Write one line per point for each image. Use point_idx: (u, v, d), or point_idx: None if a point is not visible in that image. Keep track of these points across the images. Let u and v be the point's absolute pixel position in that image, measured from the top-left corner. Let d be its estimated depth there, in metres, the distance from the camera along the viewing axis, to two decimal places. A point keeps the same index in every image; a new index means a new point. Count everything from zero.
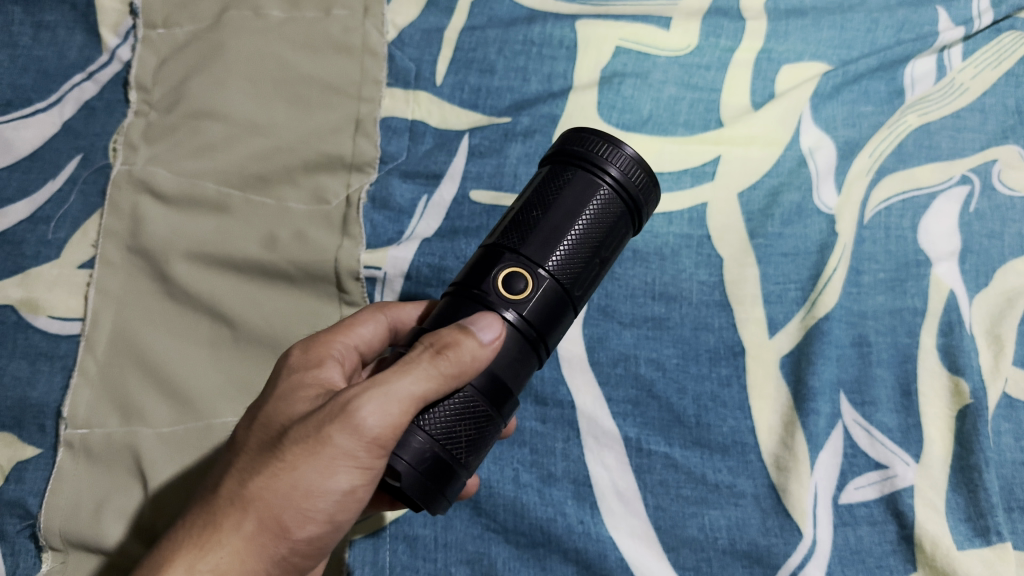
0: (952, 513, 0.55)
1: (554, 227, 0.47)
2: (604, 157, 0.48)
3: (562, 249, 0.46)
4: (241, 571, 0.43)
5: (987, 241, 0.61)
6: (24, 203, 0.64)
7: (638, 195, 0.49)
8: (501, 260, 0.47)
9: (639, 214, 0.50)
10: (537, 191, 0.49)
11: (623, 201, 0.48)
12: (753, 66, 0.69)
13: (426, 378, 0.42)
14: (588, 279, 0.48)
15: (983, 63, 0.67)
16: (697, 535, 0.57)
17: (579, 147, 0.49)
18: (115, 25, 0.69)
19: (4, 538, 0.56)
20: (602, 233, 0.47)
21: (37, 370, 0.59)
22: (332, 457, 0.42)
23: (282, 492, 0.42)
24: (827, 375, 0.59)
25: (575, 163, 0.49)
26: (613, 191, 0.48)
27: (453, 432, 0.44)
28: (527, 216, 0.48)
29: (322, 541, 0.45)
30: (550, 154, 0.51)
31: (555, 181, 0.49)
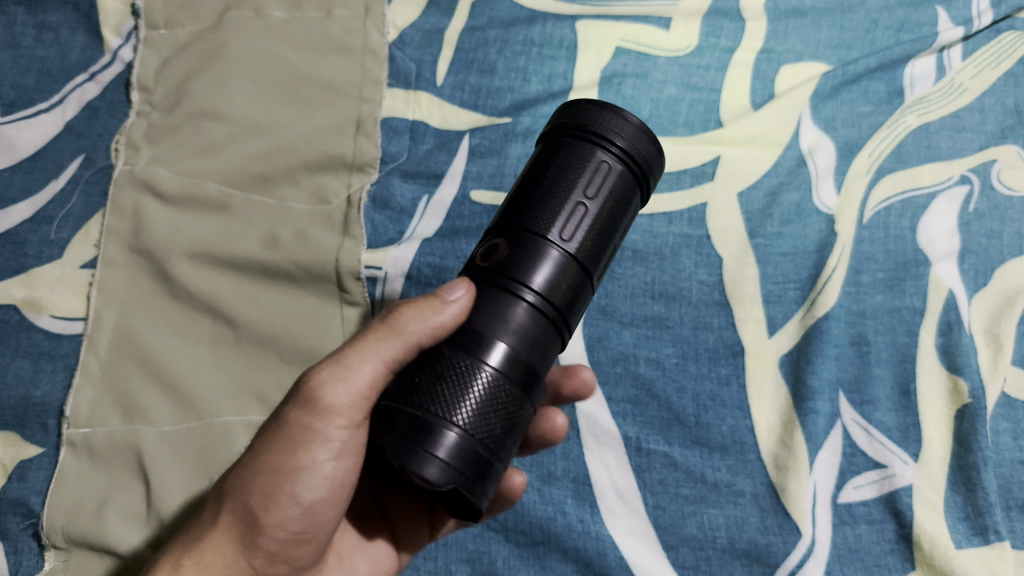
0: (950, 512, 0.56)
1: (555, 195, 0.46)
2: (608, 126, 0.47)
3: (577, 223, 0.46)
4: (220, 555, 0.46)
5: (986, 241, 0.62)
6: (27, 203, 0.65)
7: (645, 163, 0.48)
8: (505, 237, 0.46)
9: (646, 182, 0.50)
10: (536, 165, 0.48)
11: (625, 163, 0.48)
12: (752, 66, 0.69)
13: (378, 340, 0.44)
14: (604, 250, 0.47)
15: (982, 63, 0.67)
16: (696, 534, 0.57)
17: (580, 118, 0.48)
18: (117, 26, 0.69)
19: (6, 537, 0.56)
20: (614, 202, 0.47)
21: (40, 369, 0.60)
22: (294, 434, 0.45)
23: (250, 475, 0.46)
24: (826, 374, 0.59)
25: (572, 131, 0.48)
26: (621, 158, 0.47)
27: (484, 422, 0.42)
28: (527, 190, 0.47)
29: (308, 525, 0.47)
30: (548, 127, 0.51)
31: (551, 153, 0.48)
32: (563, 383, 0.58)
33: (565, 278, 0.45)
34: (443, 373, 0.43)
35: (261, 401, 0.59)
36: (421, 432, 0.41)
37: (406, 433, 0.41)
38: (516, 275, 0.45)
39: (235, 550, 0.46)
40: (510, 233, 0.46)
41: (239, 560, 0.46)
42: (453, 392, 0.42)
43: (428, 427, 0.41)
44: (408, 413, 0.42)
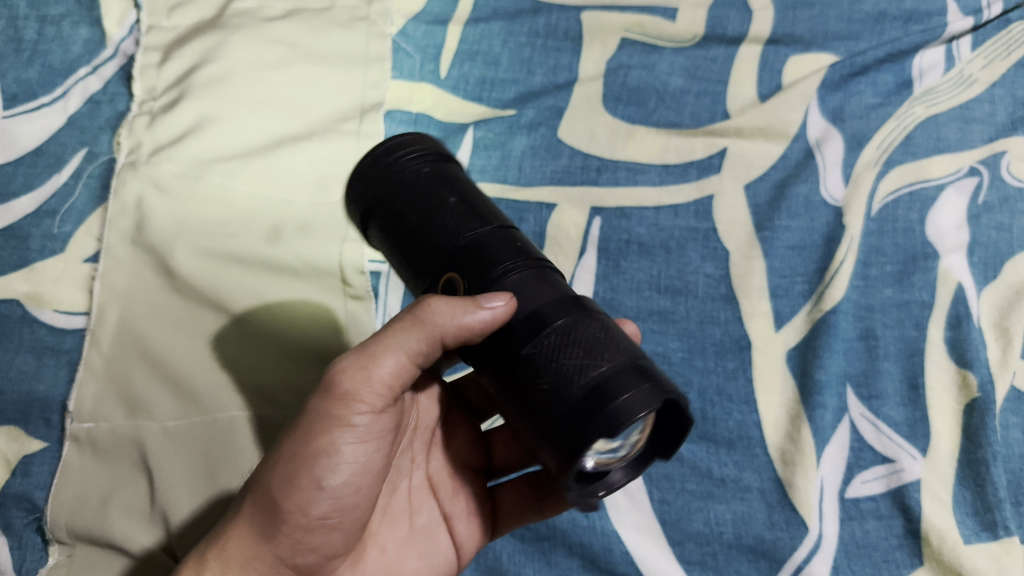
0: (959, 507, 0.55)
1: (427, 211, 0.46)
2: (393, 161, 0.48)
3: (464, 217, 0.46)
4: (249, 544, 0.46)
5: (996, 234, 0.61)
6: (28, 198, 0.64)
7: (433, 144, 0.50)
8: (439, 271, 0.46)
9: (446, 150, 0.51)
10: (384, 226, 0.48)
11: (427, 149, 0.49)
12: (760, 57, 0.68)
13: (398, 336, 0.44)
14: (488, 204, 0.48)
15: (993, 54, 0.67)
16: (702, 529, 0.57)
17: (365, 178, 0.48)
18: (119, 18, 0.68)
19: (11, 531, 0.57)
20: (454, 183, 0.48)
21: (44, 364, 0.60)
22: (316, 421, 0.45)
23: (269, 463, 0.46)
24: (834, 368, 0.59)
25: (370, 184, 0.48)
26: (425, 164, 0.48)
27: (610, 352, 0.42)
28: (406, 240, 0.47)
29: (335, 510, 0.47)
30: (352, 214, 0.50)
31: (383, 208, 0.48)
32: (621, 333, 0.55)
33: (499, 232, 0.46)
34: (562, 359, 0.42)
35: (266, 399, 0.59)
36: (591, 405, 0.40)
37: (588, 418, 0.40)
38: (488, 262, 0.45)
39: (256, 540, 0.46)
40: (442, 265, 0.46)
41: (266, 548, 0.46)
42: (588, 367, 0.41)
43: (603, 400, 0.40)
44: (575, 407, 0.40)
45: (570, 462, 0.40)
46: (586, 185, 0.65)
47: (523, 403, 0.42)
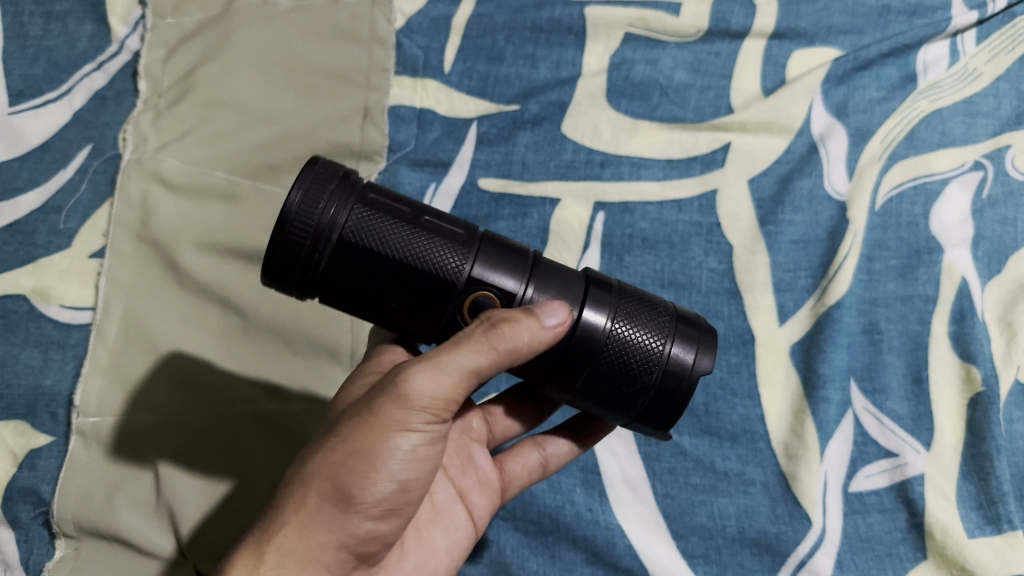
0: (963, 501, 0.56)
1: (408, 252, 0.42)
2: (319, 228, 0.41)
3: (443, 254, 0.43)
4: (311, 543, 0.41)
5: (1000, 228, 0.61)
6: (35, 193, 0.64)
7: (334, 182, 0.42)
8: (455, 301, 0.43)
9: (334, 170, 0.43)
10: (354, 280, 0.42)
11: (339, 181, 0.43)
12: (764, 52, 0.67)
13: (478, 351, 0.41)
14: (439, 220, 0.44)
15: (998, 48, 0.66)
16: (706, 523, 0.57)
17: (296, 258, 0.41)
18: (124, 14, 0.69)
19: (18, 525, 0.57)
20: (394, 217, 0.43)
21: (50, 359, 0.60)
22: (391, 421, 0.42)
23: (339, 459, 0.41)
24: (838, 363, 0.59)
25: (313, 246, 0.41)
26: (352, 216, 0.42)
27: (657, 319, 0.46)
28: (400, 286, 0.43)
29: (397, 503, 0.43)
30: (292, 285, 0.43)
31: (345, 266, 0.42)
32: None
33: (490, 242, 0.45)
34: (631, 343, 0.45)
35: (270, 392, 0.59)
36: (671, 384, 0.45)
37: (674, 389, 0.45)
38: (501, 276, 0.44)
39: (321, 534, 0.41)
40: (457, 296, 0.43)
41: (331, 546, 0.42)
42: (653, 338, 0.45)
43: (683, 367, 0.45)
44: (662, 382, 0.45)
45: (665, 423, 0.46)
46: (590, 180, 0.65)
47: (595, 389, 0.46)
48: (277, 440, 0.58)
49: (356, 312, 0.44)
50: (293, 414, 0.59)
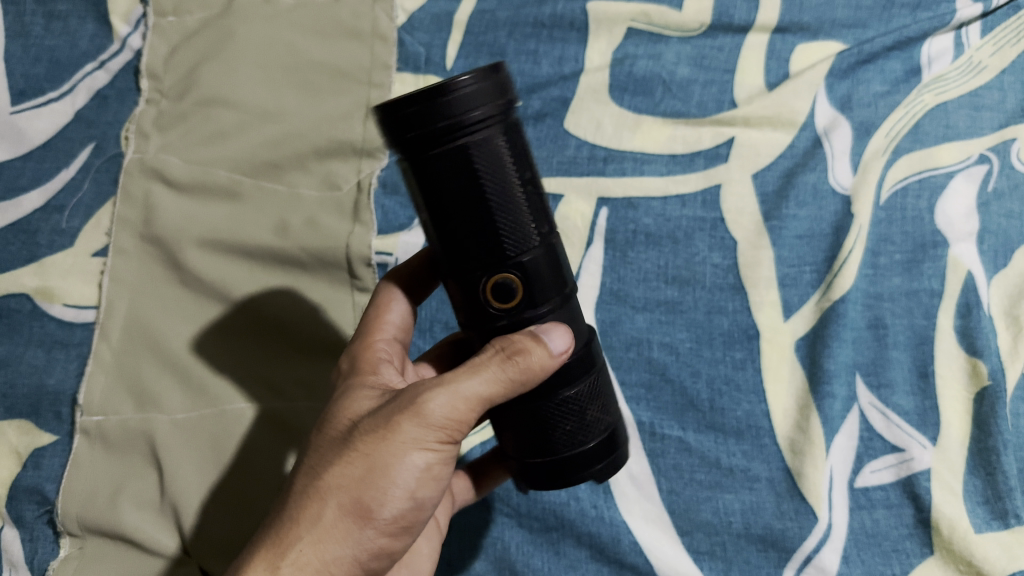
0: (969, 496, 0.56)
1: (496, 202, 0.40)
2: (454, 119, 0.38)
3: (510, 227, 0.41)
4: (328, 557, 0.41)
5: (1006, 222, 0.61)
6: (39, 192, 0.64)
7: (500, 103, 0.39)
8: (490, 275, 0.41)
9: (506, 98, 0.40)
10: (438, 181, 0.40)
11: (505, 104, 0.40)
12: (767, 46, 0.67)
13: (493, 380, 0.42)
14: (534, 203, 0.42)
15: (1003, 40, 0.65)
16: (711, 519, 0.57)
17: (416, 125, 0.38)
18: (125, 13, 0.67)
19: (23, 524, 0.58)
20: (507, 167, 0.40)
21: (53, 358, 0.60)
22: (407, 439, 0.42)
23: (356, 476, 0.42)
24: (843, 357, 0.59)
25: (447, 130, 0.38)
26: (485, 135, 0.39)
27: (604, 404, 0.47)
28: (458, 218, 0.40)
29: (410, 521, 0.44)
30: (398, 137, 0.39)
31: (446, 160, 0.39)
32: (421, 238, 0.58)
33: (551, 255, 0.43)
34: (570, 412, 0.45)
35: (273, 389, 0.59)
36: (585, 462, 0.46)
37: (576, 468, 0.46)
38: (541, 282, 0.43)
39: (335, 552, 0.41)
40: (498, 266, 0.41)
41: (345, 561, 0.42)
42: (595, 421, 0.46)
43: (602, 455, 0.47)
44: (577, 458, 0.46)
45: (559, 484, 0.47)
46: (593, 176, 0.65)
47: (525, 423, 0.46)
48: (279, 437, 0.58)
49: (415, 200, 0.41)
50: (294, 411, 0.59)
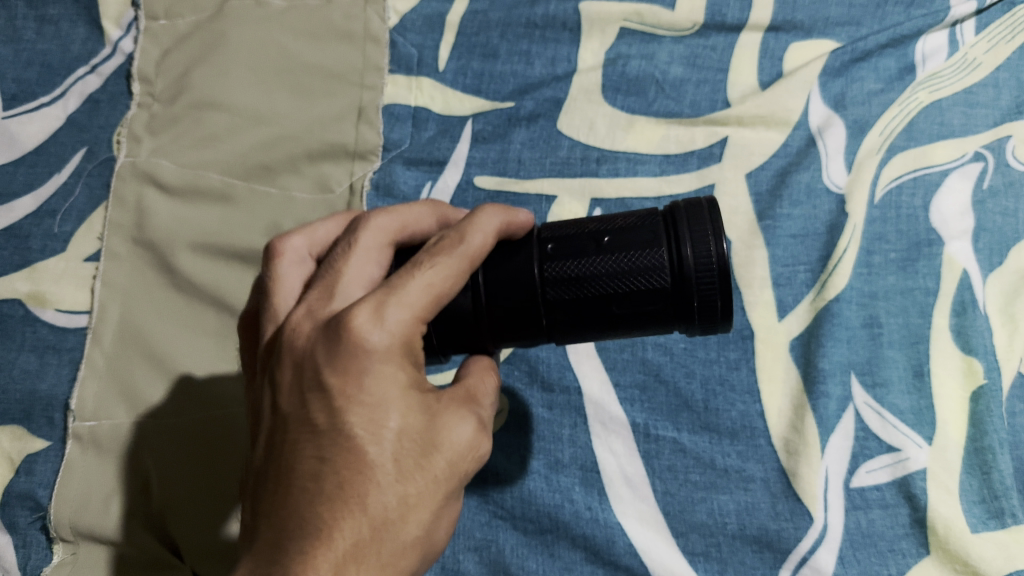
0: (965, 495, 0.55)
1: (602, 333, 0.44)
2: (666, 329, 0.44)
3: (579, 337, 0.45)
4: None
5: (1001, 219, 0.60)
6: (30, 197, 0.64)
7: (690, 330, 0.44)
8: (533, 339, 0.45)
9: (695, 329, 0.44)
10: (623, 311, 0.42)
11: (691, 331, 0.44)
12: (760, 45, 0.67)
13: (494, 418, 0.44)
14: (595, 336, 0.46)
15: (996, 37, 0.65)
16: (706, 520, 0.57)
17: (666, 313, 0.42)
18: (117, 17, 0.67)
19: (16, 530, 0.56)
20: (625, 333, 0.44)
21: (46, 363, 0.59)
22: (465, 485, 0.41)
23: (440, 529, 0.39)
24: (837, 356, 0.59)
25: (661, 331, 0.44)
26: (658, 329, 0.44)
27: None
28: (585, 318, 0.43)
29: None
30: (682, 287, 0.41)
31: (637, 320, 0.43)
32: (515, 221, 0.44)
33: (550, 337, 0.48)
34: None
35: None
36: None
37: None
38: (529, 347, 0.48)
39: None
40: (540, 338, 0.45)
41: None
42: None
43: None
44: None
45: None
46: (586, 177, 0.64)
47: None
48: None
49: (624, 282, 0.42)
50: None
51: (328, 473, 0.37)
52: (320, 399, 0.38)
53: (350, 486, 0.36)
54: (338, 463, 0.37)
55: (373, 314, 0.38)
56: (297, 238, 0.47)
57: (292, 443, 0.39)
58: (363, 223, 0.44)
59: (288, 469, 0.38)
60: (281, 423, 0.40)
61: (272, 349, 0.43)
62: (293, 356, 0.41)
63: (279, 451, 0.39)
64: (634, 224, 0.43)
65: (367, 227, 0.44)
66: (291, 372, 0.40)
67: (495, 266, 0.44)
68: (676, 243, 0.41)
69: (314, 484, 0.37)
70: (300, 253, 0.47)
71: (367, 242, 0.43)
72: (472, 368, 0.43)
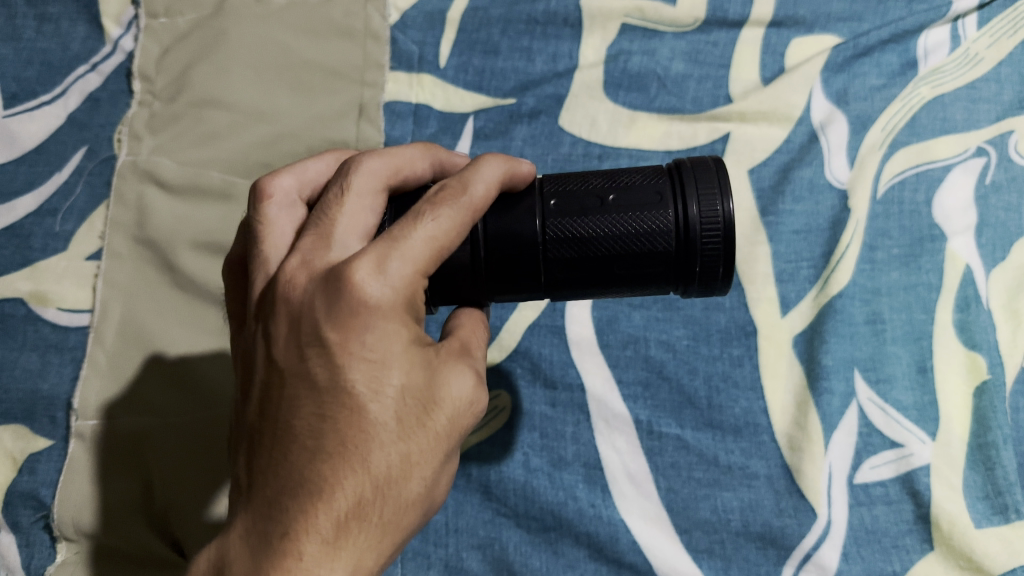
0: (969, 491, 0.55)
1: (601, 290, 0.44)
2: (667, 287, 0.45)
3: (576, 293, 0.45)
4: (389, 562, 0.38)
5: (1004, 215, 0.60)
6: (31, 196, 0.64)
7: (688, 291, 0.44)
8: (529, 292, 0.45)
9: (692, 291, 0.45)
10: (627, 271, 0.43)
11: (686, 290, 0.45)
12: (762, 40, 0.67)
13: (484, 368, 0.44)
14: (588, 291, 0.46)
15: (999, 31, 0.65)
16: (710, 517, 0.57)
17: (669, 274, 0.43)
18: (117, 15, 0.67)
19: (18, 529, 0.56)
20: (623, 289, 0.44)
21: (47, 362, 0.59)
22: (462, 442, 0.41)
23: (440, 485, 0.39)
24: (840, 353, 0.59)
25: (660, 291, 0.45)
26: (658, 288, 0.44)
27: None
28: (588, 275, 0.43)
29: None
30: (686, 248, 0.42)
31: (636, 279, 0.43)
32: (518, 170, 0.43)
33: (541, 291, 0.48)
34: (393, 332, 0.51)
35: None
36: None
37: None
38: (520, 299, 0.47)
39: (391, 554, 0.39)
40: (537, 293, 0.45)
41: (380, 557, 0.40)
42: None
43: None
44: None
45: None
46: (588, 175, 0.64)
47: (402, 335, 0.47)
48: None
49: (628, 243, 0.42)
50: None
51: (329, 431, 0.36)
52: (319, 353, 0.38)
53: (352, 443, 0.36)
54: (339, 421, 0.36)
55: (375, 268, 0.37)
56: (285, 178, 0.45)
57: (290, 398, 0.38)
58: (354, 166, 0.43)
59: (287, 427, 0.37)
60: (277, 375, 0.39)
61: (263, 299, 0.41)
62: (288, 308, 0.40)
63: (276, 406, 0.38)
64: (636, 182, 0.43)
65: (359, 171, 0.42)
66: (286, 326, 0.39)
67: (495, 216, 0.43)
68: (682, 202, 0.42)
69: (315, 442, 0.36)
70: (291, 195, 0.45)
71: (360, 187, 0.42)
72: (465, 322, 0.43)
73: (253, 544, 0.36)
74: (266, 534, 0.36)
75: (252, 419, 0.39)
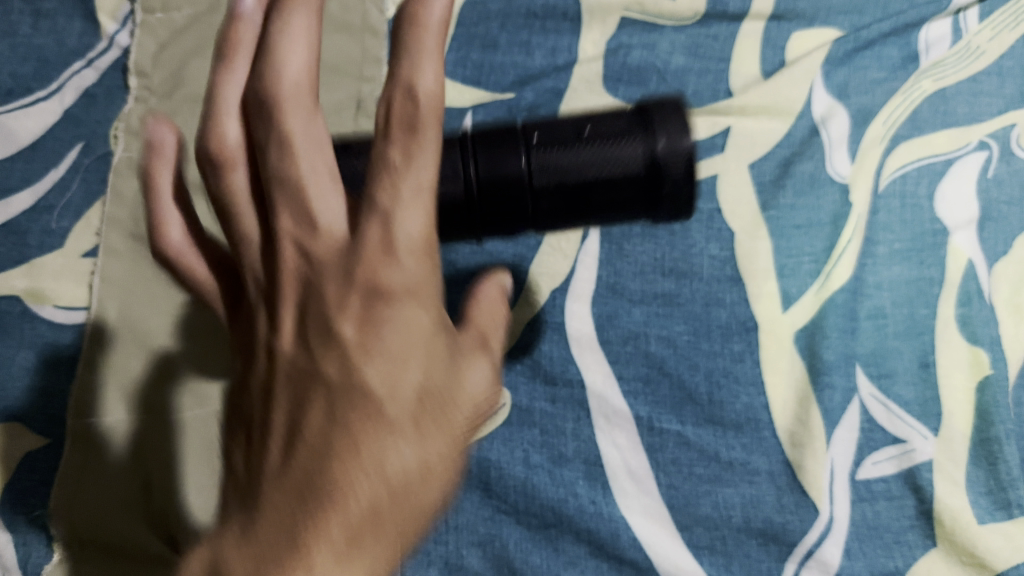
0: (972, 487, 0.55)
1: (568, 224, 0.45)
2: (633, 220, 0.45)
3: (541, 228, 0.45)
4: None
5: (1007, 208, 0.60)
6: (27, 193, 0.63)
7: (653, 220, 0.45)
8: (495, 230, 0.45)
9: (660, 221, 0.46)
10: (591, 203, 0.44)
11: (652, 220, 0.46)
12: (763, 34, 0.66)
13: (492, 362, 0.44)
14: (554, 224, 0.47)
15: (1001, 25, 0.64)
16: (711, 513, 0.57)
17: (632, 206, 0.44)
18: (114, 10, 0.67)
19: (16, 528, 0.55)
20: (588, 222, 0.45)
21: (45, 360, 0.59)
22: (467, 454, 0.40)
23: (450, 493, 0.38)
24: (841, 348, 0.59)
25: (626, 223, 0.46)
26: (623, 221, 0.45)
27: None
28: (552, 209, 0.44)
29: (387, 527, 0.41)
30: (653, 175, 0.43)
31: (601, 212, 0.44)
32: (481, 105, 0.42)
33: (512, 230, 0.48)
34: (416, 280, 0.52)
35: None
36: None
37: None
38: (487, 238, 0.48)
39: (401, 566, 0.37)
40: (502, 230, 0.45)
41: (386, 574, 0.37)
42: None
43: None
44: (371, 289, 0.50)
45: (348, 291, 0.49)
46: None
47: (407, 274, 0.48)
48: None
49: (593, 173, 0.43)
50: None
51: (341, 429, 0.35)
52: (330, 351, 0.37)
53: (368, 442, 0.35)
54: (353, 420, 0.35)
55: (383, 243, 0.37)
56: (242, 68, 0.41)
57: (299, 399, 0.36)
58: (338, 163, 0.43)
59: (295, 429, 0.36)
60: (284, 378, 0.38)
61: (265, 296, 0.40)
62: (297, 299, 0.39)
63: (284, 402, 0.37)
64: (600, 117, 0.44)
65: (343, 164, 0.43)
66: (294, 321, 0.39)
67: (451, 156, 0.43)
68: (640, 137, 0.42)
69: (326, 442, 0.35)
70: None
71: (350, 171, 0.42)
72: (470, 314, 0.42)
73: (251, 554, 0.33)
74: (269, 544, 0.33)
75: (257, 424, 0.38)
